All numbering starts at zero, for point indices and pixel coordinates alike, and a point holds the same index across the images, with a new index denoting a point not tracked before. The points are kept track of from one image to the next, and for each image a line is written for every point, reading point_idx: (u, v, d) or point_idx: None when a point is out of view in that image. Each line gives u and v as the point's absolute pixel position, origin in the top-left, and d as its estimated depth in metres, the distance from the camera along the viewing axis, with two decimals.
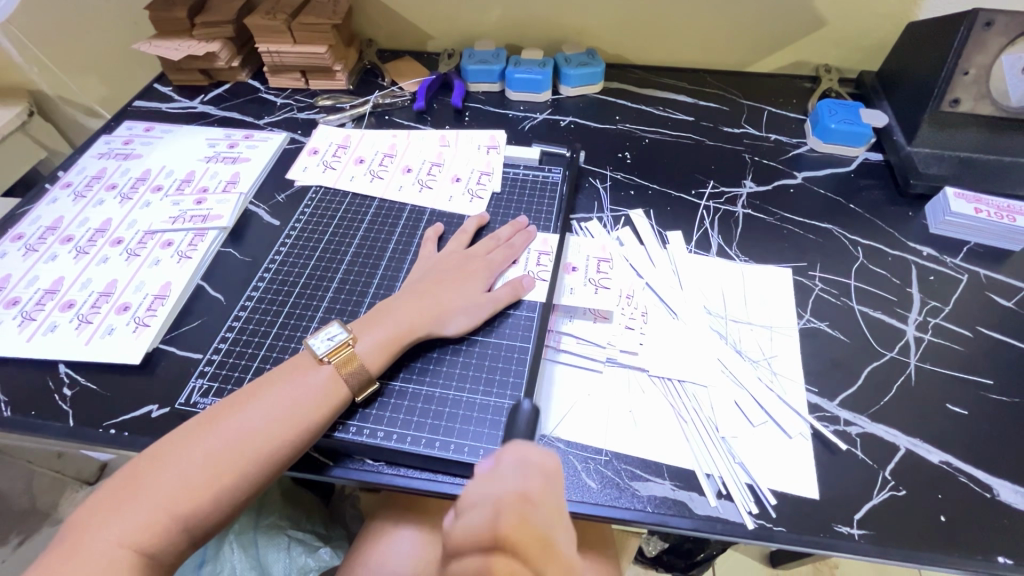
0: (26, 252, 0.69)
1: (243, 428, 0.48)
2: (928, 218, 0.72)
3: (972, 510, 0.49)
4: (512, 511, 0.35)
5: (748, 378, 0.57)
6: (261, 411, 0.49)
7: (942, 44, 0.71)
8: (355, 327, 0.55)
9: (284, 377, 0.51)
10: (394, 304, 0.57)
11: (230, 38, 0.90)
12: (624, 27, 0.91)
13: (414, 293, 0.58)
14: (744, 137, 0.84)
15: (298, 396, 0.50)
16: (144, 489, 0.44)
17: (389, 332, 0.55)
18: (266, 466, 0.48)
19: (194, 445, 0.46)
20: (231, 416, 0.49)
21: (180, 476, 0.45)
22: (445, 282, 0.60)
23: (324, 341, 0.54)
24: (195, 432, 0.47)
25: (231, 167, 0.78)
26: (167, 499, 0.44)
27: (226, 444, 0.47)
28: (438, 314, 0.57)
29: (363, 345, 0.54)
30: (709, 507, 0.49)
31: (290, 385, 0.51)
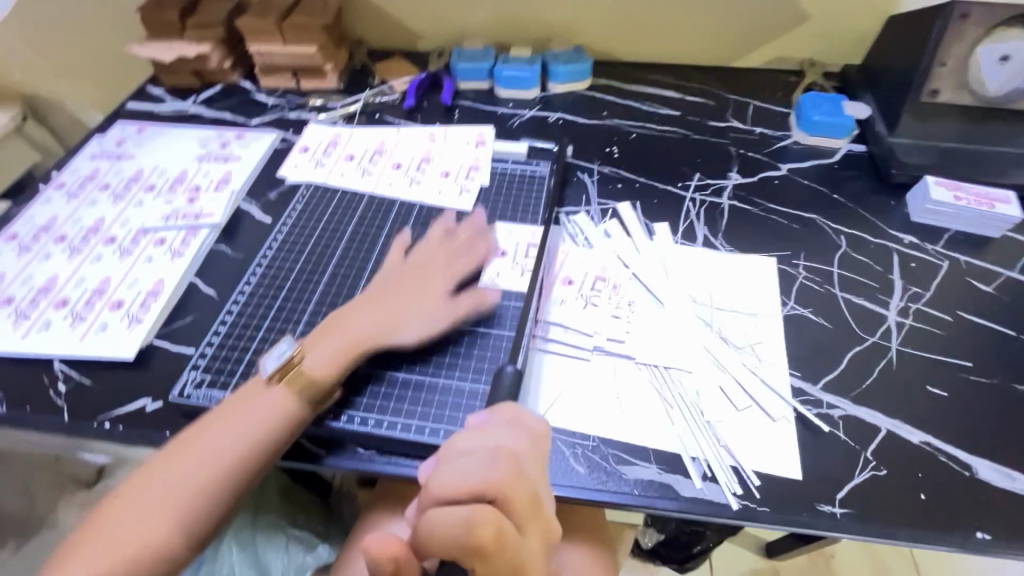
0: (20, 252, 0.69)
1: (235, 431, 0.50)
2: (909, 206, 0.73)
3: (951, 487, 0.50)
4: (505, 464, 0.38)
5: (733, 364, 0.58)
6: (255, 412, 0.51)
7: (920, 35, 0.73)
8: (305, 341, 0.56)
9: (279, 378, 0.53)
10: (344, 316, 0.57)
11: (221, 39, 0.91)
12: (610, 24, 0.92)
13: (368, 300, 0.59)
14: (729, 131, 0.85)
15: (291, 394, 0.52)
16: (107, 531, 0.46)
17: (339, 344, 0.55)
18: (266, 461, 0.50)
19: (152, 484, 0.48)
20: (230, 416, 0.51)
21: (140, 514, 0.47)
22: (408, 291, 0.59)
23: (273, 360, 0.54)
24: (197, 432, 0.50)
25: (223, 166, 0.79)
26: (127, 536, 0.46)
27: (226, 443, 0.49)
28: (391, 323, 0.57)
29: (311, 359, 0.54)
30: (694, 488, 0.50)
31: (244, 411, 0.51)
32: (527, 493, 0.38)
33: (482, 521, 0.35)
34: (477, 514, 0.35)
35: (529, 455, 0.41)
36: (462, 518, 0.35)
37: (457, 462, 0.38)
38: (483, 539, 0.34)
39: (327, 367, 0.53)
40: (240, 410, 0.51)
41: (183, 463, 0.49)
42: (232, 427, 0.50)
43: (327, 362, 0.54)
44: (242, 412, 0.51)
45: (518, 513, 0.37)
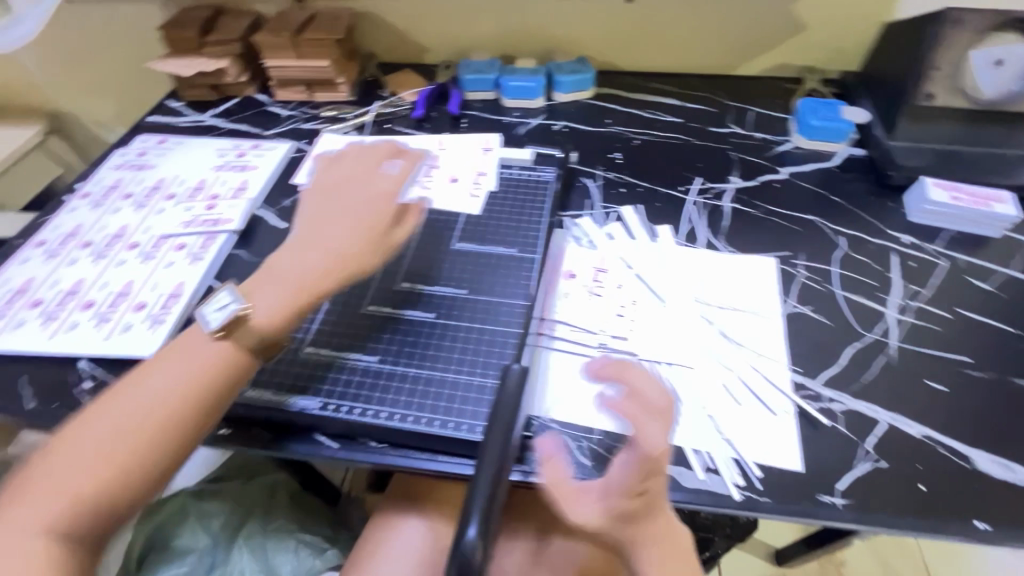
0: (48, 257, 0.73)
1: (163, 381, 0.48)
2: (908, 207, 0.75)
3: (950, 479, 0.51)
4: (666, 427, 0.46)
5: (735, 360, 0.59)
6: (140, 392, 0.47)
7: (914, 41, 0.75)
8: (248, 288, 0.53)
9: (167, 355, 0.49)
10: (290, 262, 0.55)
11: (239, 55, 0.94)
12: (613, 36, 0.95)
13: (319, 233, 0.57)
14: (730, 137, 0.87)
15: (186, 365, 0.49)
16: (36, 488, 0.42)
17: (289, 285, 0.53)
18: (161, 448, 0.46)
19: (82, 437, 0.44)
20: (110, 403, 0.46)
21: (71, 471, 0.43)
22: (359, 236, 0.57)
23: (217, 312, 0.51)
24: (69, 433, 0.45)
25: (240, 175, 0.82)
26: (62, 490, 0.42)
27: (116, 428, 0.45)
28: (351, 244, 0.56)
29: (259, 306, 0.52)
30: (697, 479, 0.51)
31: (178, 357, 0.49)
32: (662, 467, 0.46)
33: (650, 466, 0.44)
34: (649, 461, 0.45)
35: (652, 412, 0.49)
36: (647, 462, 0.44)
37: (653, 424, 0.45)
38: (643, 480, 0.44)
39: (274, 316, 0.52)
40: (122, 395, 0.47)
41: (55, 469, 0.43)
42: (116, 413, 0.46)
43: (275, 310, 0.52)
44: (125, 394, 0.47)
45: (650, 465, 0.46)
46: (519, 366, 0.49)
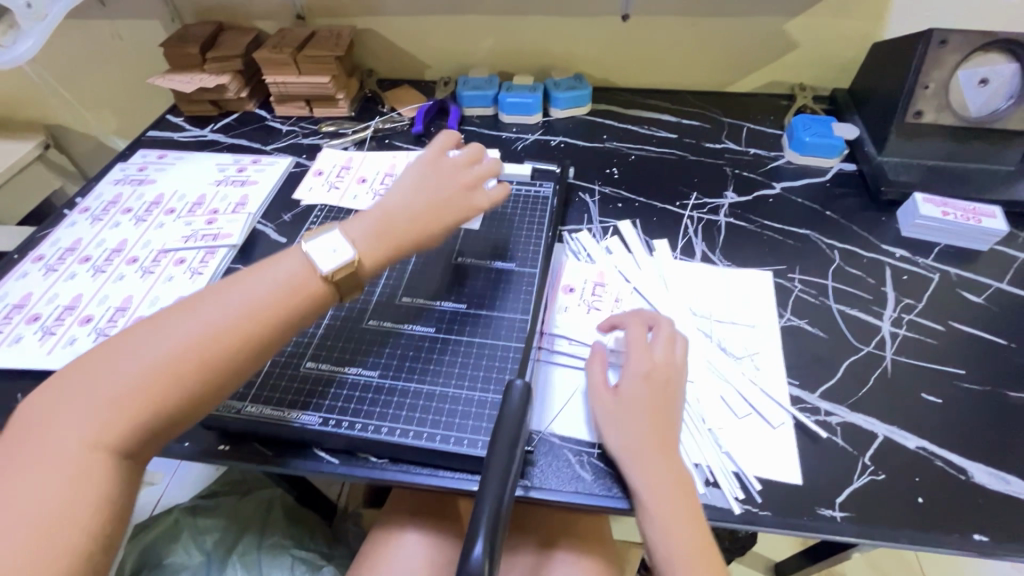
0: (46, 272, 0.73)
1: (247, 292, 0.49)
2: (900, 222, 0.76)
3: (948, 491, 0.51)
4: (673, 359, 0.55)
5: (733, 373, 0.60)
6: (184, 315, 0.48)
7: (903, 60, 0.76)
8: (348, 232, 0.56)
9: (221, 287, 0.50)
10: (403, 211, 0.59)
11: (239, 71, 0.95)
12: (608, 53, 0.97)
13: (412, 200, 0.59)
14: (724, 152, 0.89)
15: (236, 292, 0.49)
16: (112, 377, 0.44)
17: (387, 223, 0.57)
18: (196, 377, 0.46)
19: (162, 333, 0.46)
20: (149, 327, 0.47)
21: (146, 365, 0.45)
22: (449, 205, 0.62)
23: (325, 257, 0.53)
24: (111, 353, 0.45)
25: (240, 190, 0.83)
26: (137, 385, 0.44)
27: (200, 333, 0.46)
28: (436, 204, 0.61)
29: (360, 244, 0.55)
30: (697, 493, 0.51)
31: (265, 271, 0.52)
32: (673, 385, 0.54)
33: (662, 381, 0.53)
34: (661, 379, 0.53)
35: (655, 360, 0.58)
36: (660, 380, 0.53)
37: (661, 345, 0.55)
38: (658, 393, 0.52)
39: (371, 251, 0.56)
40: (166, 320, 0.47)
41: (99, 385, 0.43)
42: (163, 335, 0.46)
43: (374, 249, 0.56)
44: (169, 316, 0.48)
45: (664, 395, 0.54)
46: (522, 381, 0.46)
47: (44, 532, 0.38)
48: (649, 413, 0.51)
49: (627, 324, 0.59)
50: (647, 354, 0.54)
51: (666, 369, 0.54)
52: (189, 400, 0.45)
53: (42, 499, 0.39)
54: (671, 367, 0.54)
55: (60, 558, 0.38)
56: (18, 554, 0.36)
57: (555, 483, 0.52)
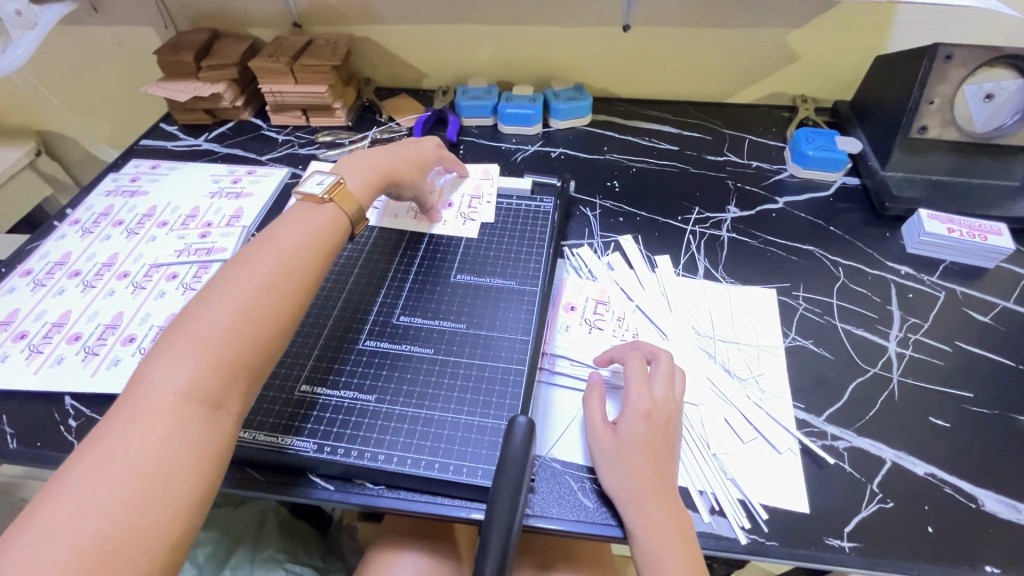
0: (34, 287, 0.71)
1: (288, 243, 0.52)
2: (904, 238, 0.75)
3: (958, 520, 0.50)
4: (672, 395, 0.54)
5: (737, 396, 0.59)
6: (250, 274, 0.48)
7: (907, 74, 0.76)
8: (337, 171, 0.63)
9: (263, 243, 0.52)
10: (368, 157, 0.66)
11: (235, 79, 0.94)
12: (609, 64, 0.96)
13: (373, 154, 0.67)
14: (726, 165, 0.88)
15: (281, 246, 0.52)
16: (182, 340, 0.44)
17: (371, 167, 0.65)
18: (268, 335, 0.47)
19: (224, 291, 0.47)
20: (224, 287, 0.47)
21: (214, 325, 0.44)
22: (406, 170, 0.69)
23: (315, 186, 0.59)
24: (195, 313, 0.45)
25: (234, 202, 0.81)
26: (205, 342, 0.44)
27: (257, 287, 0.48)
28: (401, 159, 0.68)
29: (352, 180, 0.62)
30: (702, 522, 0.50)
31: (299, 220, 0.55)
32: (672, 423, 0.52)
33: (660, 416, 0.52)
34: (660, 414, 0.52)
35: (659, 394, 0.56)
36: (659, 415, 0.52)
37: (657, 380, 0.54)
38: (657, 428, 0.51)
39: (363, 187, 0.62)
40: (238, 280, 0.48)
41: (186, 341, 0.43)
42: (231, 292, 0.47)
43: (363, 185, 0.63)
44: (240, 276, 0.48)
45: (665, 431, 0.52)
46: (526, 419, 0.46)
47: (153, 477, 0.37)
48: (648, 454, 0.50)
49: (626, 358, 0.57)
50: (647, 391, 0.53)
51: (666, 409, 0.52)
52: (261, 358, 0.46)
53: (151, 450, 0.38)
54: (671, 405, 0.53)
55: (173, 507, 0.37)
56: (135, 499, 0.36)
57: (557, 512, 0.51)
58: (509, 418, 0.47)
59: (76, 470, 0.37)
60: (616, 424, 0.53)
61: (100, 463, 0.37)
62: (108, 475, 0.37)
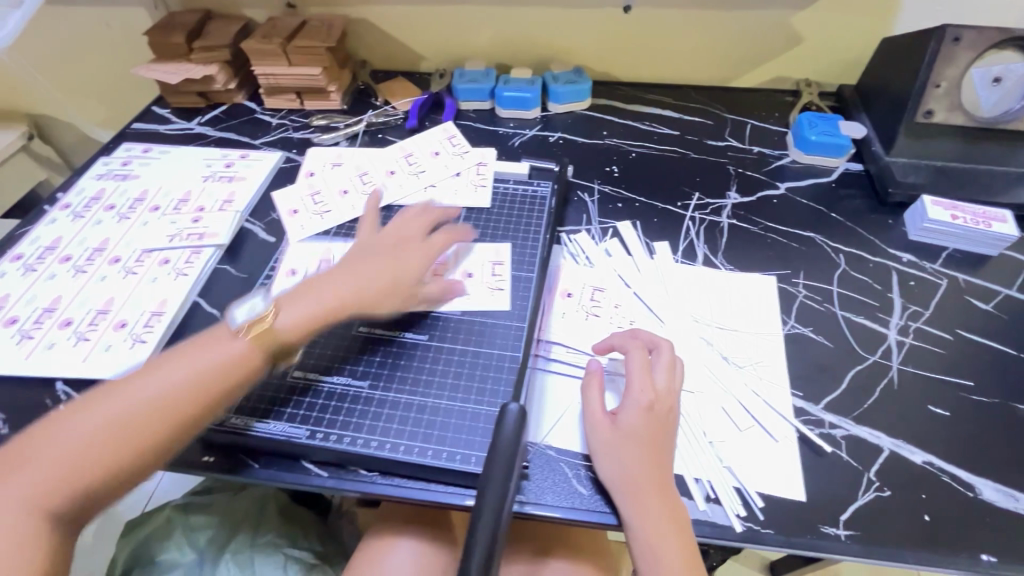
0: (25, 272, 0.70)
1: (172, 374, 0.48)
2: (907, 225, 0.74)
3: (954, 508, 0.50)
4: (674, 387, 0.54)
5: (735, 384, 0.58)
6: (168, 373, 0.48)
7: (914, 57, 0.74)
8: (280, 298, 0.55)
9: (193, 346, 0.50)
10: (325, 283, 0.58)
11: (227, 61, 0.92)
12: (609, 46, 0.94)
13: (346, 268, 0.59)
14: (727, 150, 0.86)
15: (200, 366, 0.49)
16: (34, 455, 0.43)
17: (311, 311, 0.55)
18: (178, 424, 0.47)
19: (87, 412, 0.45)
20: (145, 373, 0.48)
21: (70, 448, 0.44)
22: (377, 259, 0.61)
23: (244, 312, 0.54)
24: (121, 382, 0.48)
25: (227, 187, 0.80)
26: (62, 458, 0.43)
27: (123, 408, 0.46)
28: (366, 300, 0.58)
29: (283, 319, 0.53)
30: (698, 510, 0.50)
31: (202, 353, 0.50)
32: (672, 415, 0.52)
33: (661, 408, 0.52)
34: (662, 407, 0.52)
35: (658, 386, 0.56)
36: (661, 407, 0.52)
37: (659, 372, 0.54)
38: (657, 420, 0.51)
39: (298, 326, 0.54)
40: (140, 383, 0.47)
41: (103, 408, 0.46)
42: (92, 415, 0.45)
43: (296, 323, 0.54)
44: (166, 365, 0.49)
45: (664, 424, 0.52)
46: (519, 406, 0.45)
47: None
48: (647, 445, 0.50)
49: (627, 347, 0.56)
50: (649, 381, 0.53)
51: (668, 400, 0.52)
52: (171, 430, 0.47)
53: (54, 493, 0.42)
54: (672, 396, 0.53)
55: None
56: None
57: (551, 499, 0.50)
58: (501, 406, 0.46)
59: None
60: (616, 415, 0.52)
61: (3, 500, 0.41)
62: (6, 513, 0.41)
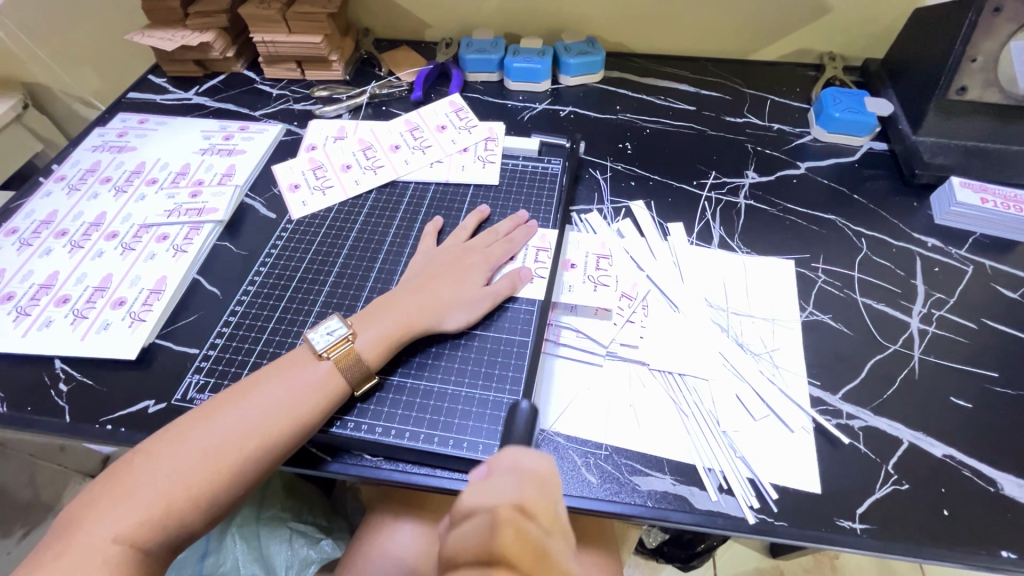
0: (20, 247, 0.68)
1: (261, 408, 0.49)
2: (933, 208, 0.71)
3: (975, 503, 0.48)
4: (534, 481, 0.39)
5: (750, 371, 0.56)
6: (261, 401, 0.49)
7: (950, 30, 0.69)
8: (355, 320, 0.55)
9: (282, 370, 0.52)
10: (395, 299, 0.57)
11: (224, 27, 0.88)
12: (624, 15, 0.89)
13: (416, 286, 0.58)
14: (746, 127, 0.82)
15: (293, 390, 0.50)
16: (134, 487, 0.44)
17: (388, 328, 0.55)
18: (264, 460, 0.48)
19: (184, 442, 0.47)
20: (243, 399, 0.49)
21: (174, 476, 0.45)
22: (444, 276, 0.59)
23: (324, 336, 0.54)
24: (216, 409, 0.49)
25: (226, 160, 0.77)
26: (162, 490, 0.45)
27: (217, 441, 0.47)
28: (437, 309, 0.57)
29: (362, 340, 0.53)
30: (710, 501, 0.49)
31: (286, 379, 0.51)
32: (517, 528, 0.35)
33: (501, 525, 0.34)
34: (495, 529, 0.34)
35: (537, 503, 0.37)
36: None
37: (487, 482, 0.38)
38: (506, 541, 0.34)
39: (376, 349, 0.54)
40: (232, 413, 0.48)
41: (200, 437, 0.47)
42: (188, 447, 0.46)
43: (376, 345, 0.54)
44: (261, 391, 0.50)
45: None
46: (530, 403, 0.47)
47: None
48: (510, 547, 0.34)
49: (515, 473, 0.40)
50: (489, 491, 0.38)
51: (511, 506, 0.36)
52: (258, 464, 0.48)
53: (154, 522, 0.44)
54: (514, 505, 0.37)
55: None
56: None
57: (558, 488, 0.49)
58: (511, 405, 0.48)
59: (95, 521, 0.43)
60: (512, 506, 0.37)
61: (112, 522, 0.43)
62: (110, 536, 0.42)
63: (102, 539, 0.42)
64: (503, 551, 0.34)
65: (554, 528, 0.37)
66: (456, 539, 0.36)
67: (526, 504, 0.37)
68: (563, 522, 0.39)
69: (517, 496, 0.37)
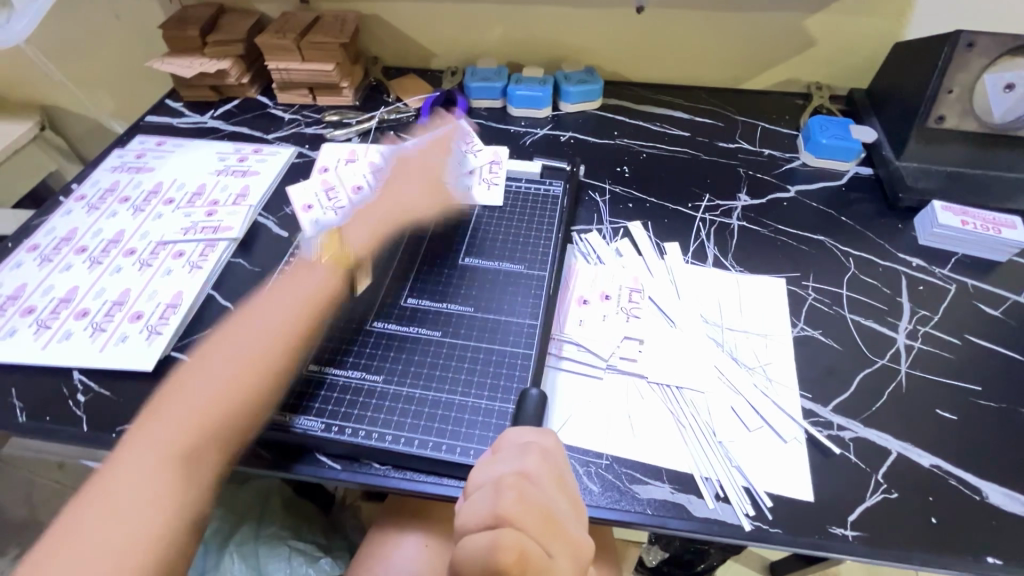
0: (41, 262, 0.71)
1: (277, 311, 0.59)
2: (917, 229, 0.74)
3: (961, 511, 0.50)
4: (535, 456, 0.43)
5: (745, 384, 0.59)
6: (275, 311, 0.59)
7: (928, 62, 0.74)
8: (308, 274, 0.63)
9: (286, 284, 0.62)
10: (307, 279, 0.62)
11: (241, 55, 0.92)
12: (621, 47, 0.94)
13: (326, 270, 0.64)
14: (739, 152, 0.86)
15: (300, 290, 0.61)
16: (179, 396, 0.53)
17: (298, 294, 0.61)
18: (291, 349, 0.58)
19: (216, 357, 0.56)
20: (258, 317, 0.59)
21: (213, 384, 0.54)
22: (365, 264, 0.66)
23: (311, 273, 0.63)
24: (235, 330, 0.58)
25: (240, 180, 0.81)
26: (206, 395, 0.53)
27: (247, 348, 0.56)
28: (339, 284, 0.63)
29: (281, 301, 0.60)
30: (707, 508, 0.50)
31: (295, 285, 0.61)
32: (525, 500, 0.39)
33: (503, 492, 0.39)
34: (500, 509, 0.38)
35: (539, 474, 0.42)
36: (485, 547, 0.37)
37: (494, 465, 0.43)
38: (512, 513, 0.38)
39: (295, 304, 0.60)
40: (250, 328, 0.58)
41: (232, 352, 0.56)
42: (223, 361, 0.55)
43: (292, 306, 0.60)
44: (217, 369, 0.55)
45: (539, 538, 0.38)
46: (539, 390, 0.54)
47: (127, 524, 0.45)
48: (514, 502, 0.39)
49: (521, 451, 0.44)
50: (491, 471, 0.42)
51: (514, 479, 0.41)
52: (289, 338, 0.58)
53: (201, 418, 0.51)
54: (520, 481, 0.41)
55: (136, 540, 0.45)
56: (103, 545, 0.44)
57: None
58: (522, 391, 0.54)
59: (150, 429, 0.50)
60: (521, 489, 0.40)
61: (167, 420, 0.51)
62: (165, 439, 0.50)
63: (159, 436, 0.50)
64: (506, 508, 0.38)
65: (560, 496, 0.42)
66: (469, 519, 0.39)
67: (528, 475, 0.41)
68: (570, 493, 0.43)
69: (519, 469, 0.42)
